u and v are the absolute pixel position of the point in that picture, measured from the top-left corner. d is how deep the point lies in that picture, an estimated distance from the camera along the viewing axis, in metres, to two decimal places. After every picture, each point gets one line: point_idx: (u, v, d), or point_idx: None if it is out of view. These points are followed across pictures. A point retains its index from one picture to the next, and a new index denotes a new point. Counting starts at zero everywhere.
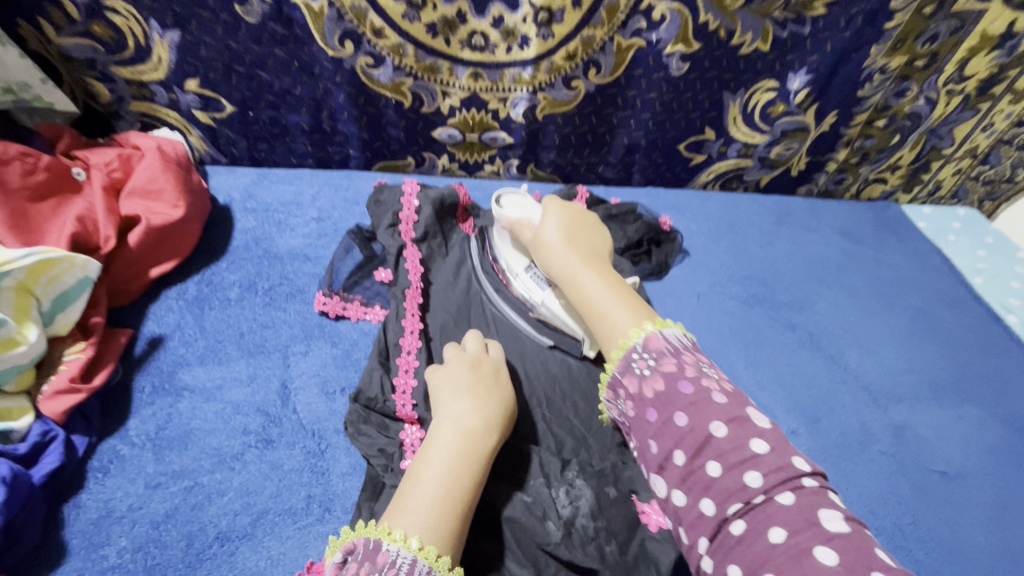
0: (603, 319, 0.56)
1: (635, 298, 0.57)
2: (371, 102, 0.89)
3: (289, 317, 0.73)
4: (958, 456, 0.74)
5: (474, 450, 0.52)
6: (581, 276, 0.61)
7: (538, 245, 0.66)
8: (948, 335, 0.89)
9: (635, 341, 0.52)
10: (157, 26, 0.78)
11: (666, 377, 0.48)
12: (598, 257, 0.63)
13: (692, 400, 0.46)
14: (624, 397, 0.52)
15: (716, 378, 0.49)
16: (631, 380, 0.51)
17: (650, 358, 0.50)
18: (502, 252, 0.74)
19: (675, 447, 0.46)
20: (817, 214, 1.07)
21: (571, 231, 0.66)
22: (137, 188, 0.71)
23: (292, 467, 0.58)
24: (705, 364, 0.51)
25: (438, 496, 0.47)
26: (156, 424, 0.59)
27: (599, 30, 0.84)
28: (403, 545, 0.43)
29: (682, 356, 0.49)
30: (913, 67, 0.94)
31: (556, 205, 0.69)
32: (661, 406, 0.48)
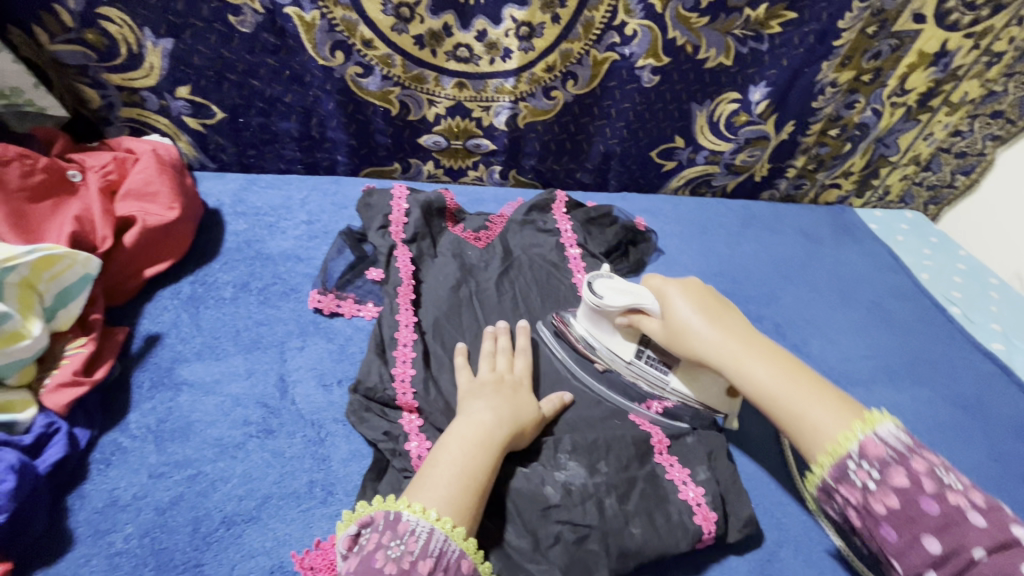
0: (801, 419, 0.55)
1: (825, 386, 0.57)
2: (360, 110, 0.93)
3: (284, 314, 0.75)
4: (911, 432, 0.80)
5: (490, 438, 0.57)
6: (752, 369, 0.59)
7: (675, 332, 0.64)
8: (899, 324, 0.96)
9: (849, 446, 0.51)
10: (151, 34, 0.80)
11: (899, 493, 0.48)
12: (751, 333, 0.62)
13: (939, 519, 0.47)
14: (840, 502, 0.52)
15: (962, 488, 0.48)
16: (851, 488, 0.51)
17: (871, 468, 0.50)
18: (597, 338, 0.72)
19: (919, 537, 0.48)
20: (779, 216, 1.15)
21: (713, 317, 0.63)
22: (133, 190, 0.72)
23: (293, 455, 0.60)
24: (935, 465, 0.50)
25: (455, 476, 0.53)
26: (156, 417, 0.61)
27: (576, 44, 0.90)
28: (422, 515, 0.49)
29: (904, 465, 0.49)
30: (859, 82, 1.03)
31: (676, 288, 0.66)
32: (897, 526, 0.49)
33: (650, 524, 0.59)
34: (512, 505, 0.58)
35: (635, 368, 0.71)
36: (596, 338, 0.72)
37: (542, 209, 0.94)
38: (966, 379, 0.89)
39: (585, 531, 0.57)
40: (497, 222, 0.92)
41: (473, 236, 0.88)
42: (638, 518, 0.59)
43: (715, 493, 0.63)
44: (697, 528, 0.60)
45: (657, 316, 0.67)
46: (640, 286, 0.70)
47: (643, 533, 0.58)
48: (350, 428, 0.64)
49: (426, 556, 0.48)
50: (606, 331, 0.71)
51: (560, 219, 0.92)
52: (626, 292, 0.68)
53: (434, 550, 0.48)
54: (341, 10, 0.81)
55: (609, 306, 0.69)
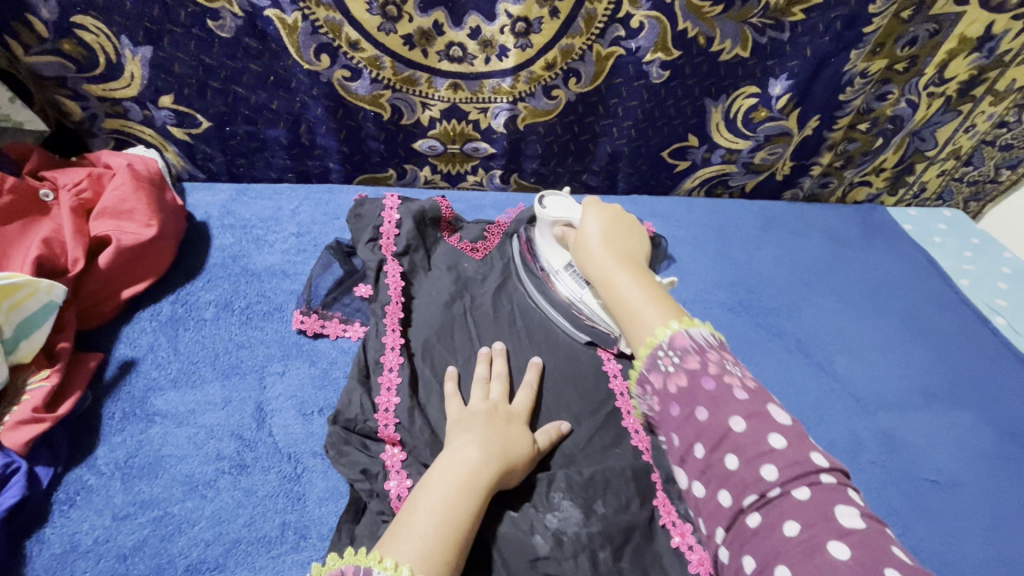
0: (634, 314, 0.56)
1: (669, 302, 0.56)
2: (350, 115, 0.88)
3: (266, 336, 0.71)
4: (949, 463, 0.73)
5: (475, 479, 0.51)
6: (614, 279, 0.60)
7: (578, 246, 0.66)
8: (937, 338, 0.88)
9: (661, 338, 0.52)
10: (128, 43, 0.77)
11: (693, 382, 0.49)
12: (636, 259, 0.63)
13: (713, 395, 0.48)
14: (649, 393, 0.52)
15: (741, 380, 0.49)
16: (659, 375, 0.51)
17: (675, 356, 0.50)
18: (541, 250, 0.76)
19: (719, 446, 0.47)
20: (802, 218, 1.07)
21: (611, 231, 0.65)
22: (108, 209, 0.69)
23: (266, 493, 0.56)
24: (741, 373, 0.50)
25: (435, 525, 0.47)
26: (125, 451, 0.58)
27: (578, 39, 0.83)
28: (392, 572, 0.43)
29: (711, 357, 0.50)
30: (892, 71, 0.94)
31: (596, 207, 0.69)
32: (704, 425, 0.48)
33: None
34: (497, 555, 0.54)
35: (559, 279, 0.73)
36: (541, 246, 0.76)
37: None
38: (1013, 401, 0.81)
39: None
40: (496, 232, 0.86)
41: (469, 247, 0.83)
42: (635, 573, 0.55)
43: (711, 534, 0.59)
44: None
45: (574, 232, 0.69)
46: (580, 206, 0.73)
47: None
48: (329, 463, 0.59)
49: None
50: (551, 245, 0.75)
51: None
52: (564, 205, 0.71)
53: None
54: (324, 10, 0.76)
55: (547, 217, 0.72)
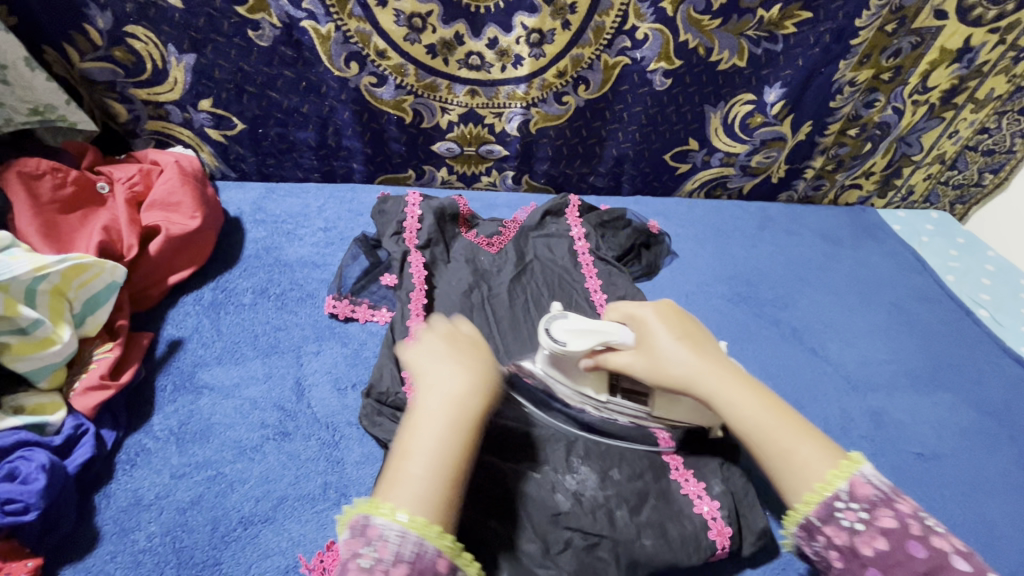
0: (786, 454, 0.52)
1: (808, 425, 0.54)
2: (374, 118, 0.95)
3: (301, 319, 0.77)
4: (933, 438, 0.78)
5: (467, 412, 0.51)
6: (736, 405, 0.54)
7: (657, 367, 0.59)
8: (923, 328, 0.94)
9: (835, 485, 0.50)
10: (174, 50, 0.83)
11: (885, 533, 0.47)
12: (735, 364, 0.58)
13: (927, 564, 0.45)
14: (822, 542, 0.50)
15: (945, 532, 0.47)
16: (836, 528, 0.49)
17: (860, 509, 0.48)
18: (561, 384, 0.64)
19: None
20: (796, 218, 1.14)
21: (693, 343, 0.59)
22: (157, 201, 0.75)
23: (308, 457, 0.62)
24: (919, 507, 0.49)
25: (428, 467, 0.48)
26: (178, 419, 0.63)
27: (587, 49, 0.90)
28: (392, 519, 0.44)
29: (892, 506, 0.48)
30: (879, 80, 1.01)
31: (653, 316, 0.61)
32: (884, 568, 0.46)
33: (662, 535, 0.59)
34: (521, 509, 0.59)
35: (608, 407, 0.64)
36: (559, 377, 0.64)
37: (556, 213, 0.95)
38: (994, 384, 0.86)
39: (595, 539, 0.58)
40: (511, 226, 0.93)
41: (485, 242, 0.89)
42: (649, 529, 0.60)
43: (734, 511, 0.62)
44: (710, 543, 0.60)
45: (634, 348, 0.61)
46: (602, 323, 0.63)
47: (655, 547, 0.58)
48: (363, 431, 0.65)
49: (399, 561, 0.43)
50: (569, 379, 0.63)
51: (573, 222, 0.93)
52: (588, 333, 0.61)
53: (409, 553, 0.43)
54: (355, 22, 0.83)
55: (571, 350, 0.61)
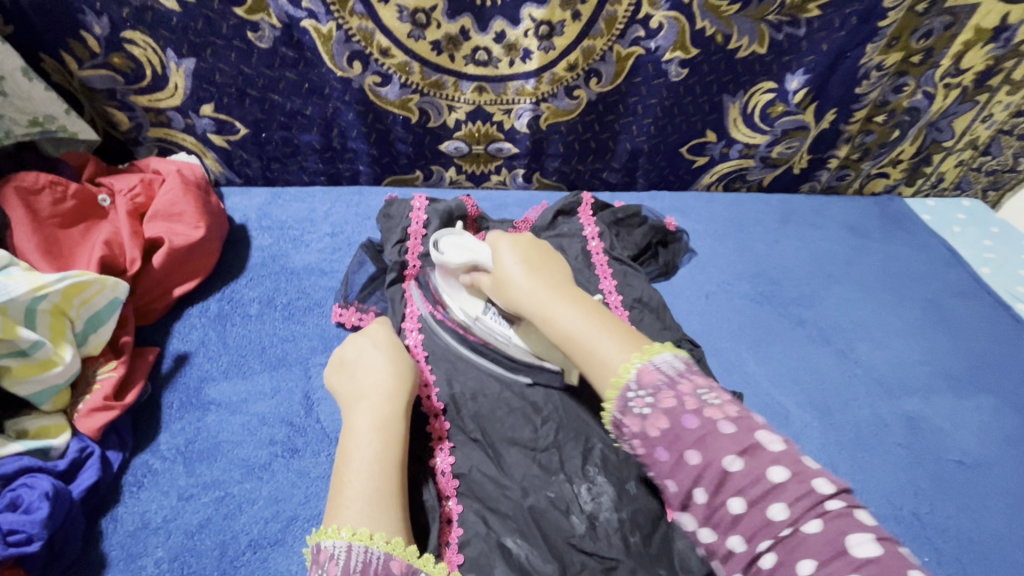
0: (592, 354, 0.52)
1: (617, 325, 0.53)
2: (379, 119, 0.92)
3: (308, 329, 0.75)
4: (974, 445, 0.73)
5: (386, 416, 0.54)
6: (554, 310, 0.56)
7: (499, 284, 0.62)
8: (960, 324, 0.89)
9: (627, 377, 0.48)
10: (173, 55, 0.81)
11: (669, 414, 0.45)
12: (570, 288, 0.59)
13: (698, 434, 0.43)
14: (626, 434, 0.47)
15: (719, 403, 0.45)
16: (632, 416, 0.47)
17: (646, 395, 0.46)
18: (453, 299, 0.70)
19: (683, 455, 0.44)
20: (819, 210, 1.09)
21: (531, 265, 0.61)
22: (159, 212, 0.73)
23: (318, 474, 0.60)
24: (704, 386, 0.47)
25: (366, 473, 0.50)
26: (185, 437, 0.61)
27: (599, 40, 0.86)
28: (335, 537, 0.46)
29: (670, 384, 0.46)
30: (908, 63, 0.96)
31: (505, 238, 0.65)
32: (670, 445, 0.44)
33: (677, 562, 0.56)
34: (537, 529, 0.56)
35: (480, 325, 0.67)
36: (450, 297, 0.70)
37: (568, 213, 0.92)
38: None
39: (612, 563, 0.54)
40: (521, 226, 0.91)
41: None
42: (668, 553, 0.56)
43: None
44: None
45: (492, 273, 0.65)
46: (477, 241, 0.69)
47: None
48: None
49: (350, 574, 0.44)
50: (461, 292, 0.70)
51: (585, 218, 0.90)
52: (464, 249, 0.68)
53: (358, 563, 0.45)
54: (357, 19, 0.80)
55: (450, 261, 0.68)
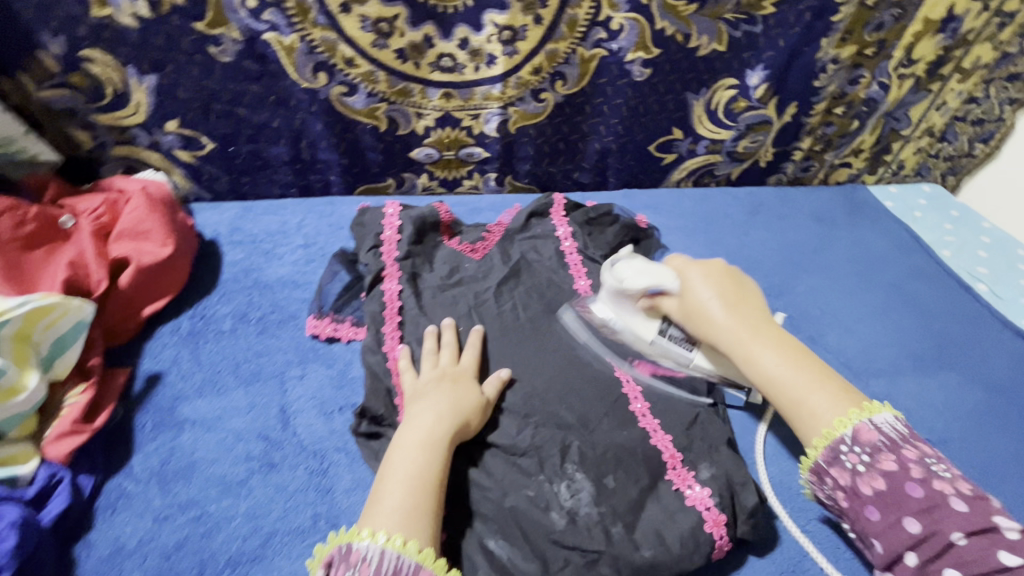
0: (796, 404, 0.57)
1: (828, 375, 0.58)
2: (348, 129, 0.92)
3: (283, 342, 0.74)
4: (940, 423, 0.74)
5: (433, 434, 0.56)
6: (760, 354, 0.60)
7: (688, 314, 0.65)
8: (923, 307, 0.91)
9: (842, 432, 0.55)
10: (134, 72, 0.80)
11: (885, 477, 0.52)
12: (766, 324, 0.62)
13: (922, 503, 0.50)
14: (830, 484, 0.56)
15: (950, 478, 0.51)
16: (842, 469, 0.55)
17: (861, 453, 0.54)
18: (620, 321, 0.70)
19: (901, 520, 0.51)
20: (786, 201, 1.12)
21: (730, 301, 0.63)
22: (125, 231, 0.72)
23: (296, 488, 0.60)
24: (927, 454, 0.53)
25: (406, 484, 0.52)
26: (159, 458, 0.61)
27: (562, 43, 0.87)
28: (371, 540, 0.47)
29: (894, 451, 0.53)
30: (863, 56, 0.99)
31: (692, 267, 0.67)
32: (881, 506, 0.52)
33: (661, 548, 0.57)
34: (518, 527, 0.57)
35: (658, 345, 0.68)
36: (620, 318, 0.70)
37: (541, 215, 0.92)
38: (998, 361, 0.84)
39: (594, 556, 0.55)
40: (495, 230, 0.90)
41: (469, 248, 0.87)
42: (650, 543, 0.57)
43: (728, 494, 0.61)
44: (709, 537, 0.57)
45: (679, 297, 0.66)
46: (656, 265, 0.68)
47: (653, 563, 0.56)
48: (353, 457, 0.63)
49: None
50: (630, 314, 0.69)
51: (557, 219, 0.91)
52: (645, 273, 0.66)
53: (389, 567, 0.46)
54: (319, 31, 0.80)
55: (628, 285, 0.67)
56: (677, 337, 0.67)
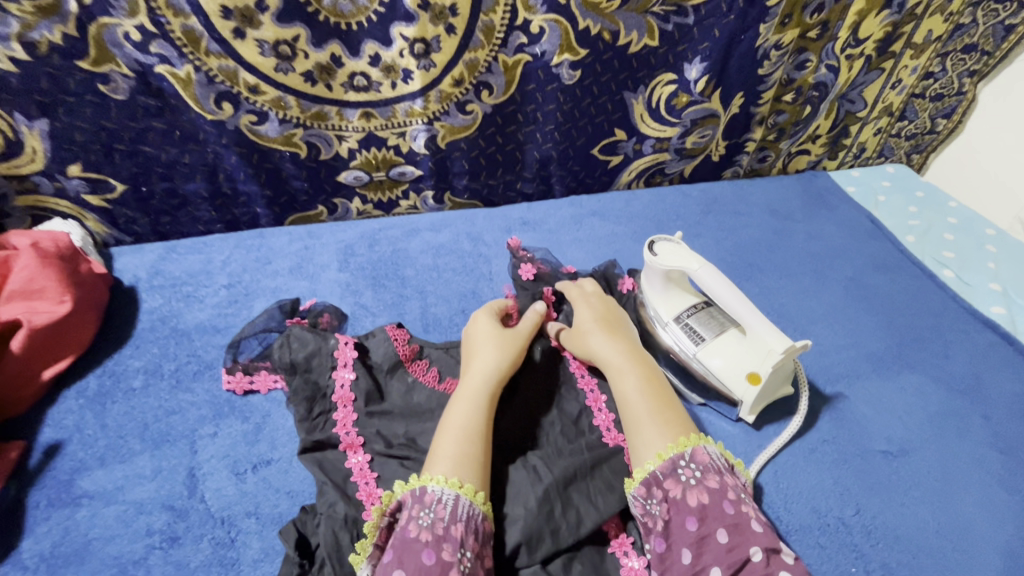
0: (641, 426, 0.61)
1: (672, 409, 0.62)
2: (266, 158, 0.87)
3: (197, 397, 0.70)
4: (900, 432, 0.69)
5: (482, 396, 0.62)
6: (625, 375, 0.65)
7: (605, 324, 0.72)
8: (883, 301, 0.87)
9: (677, 452, 0.57)
10: (22, 118, 0.75)
11: (710, 492, 0.54)
12: (637, 352, 0.69)
13: (733, 521, 0.52)
14: (658, 498, 0.56)
15: (753, 508, 0.54)
16: (675, 483, 0.56)
17: (695, 468, 0.56)
18: (650, 301, 0.75)
19: (713, 532, 0.52)
20: (742, 196, 1.07)
21: (608, 325, 0.72)
22: (15, 291, 0.68)
23: (199, 564, 0.56)
24: (742, 489, 0.56)
25: (461, 436, 0.58)
26: (52, 540, 0.56)
27: (480, 52, 0.82)
28: (445, 485, 0.53)
29: (722, 473, 0.55)
30: (806, 39, 0.94)
31: (716, 275, 0.69)
32: (701, 518, 0.53)
33: None
34: None
35: (668, 332, 0.73)
36: (650, 298, 0.76)
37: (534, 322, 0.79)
38: (962, 358, 0.79)
39: None
40: None
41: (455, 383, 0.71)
42: None
43: None
44: None
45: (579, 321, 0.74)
46: (696, 255, 0.72)
47: None
48: (264, 523, 0.59)
49: (455, 520, 0.51)
50: (658, 296, 0.75)
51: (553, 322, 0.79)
52: (679, 256, 0.71)
53: (462, 512, 0.52)
54: (215, 59, 0.75)
55: (665, 265, 0.72)
56: (690, 330, 0.71)
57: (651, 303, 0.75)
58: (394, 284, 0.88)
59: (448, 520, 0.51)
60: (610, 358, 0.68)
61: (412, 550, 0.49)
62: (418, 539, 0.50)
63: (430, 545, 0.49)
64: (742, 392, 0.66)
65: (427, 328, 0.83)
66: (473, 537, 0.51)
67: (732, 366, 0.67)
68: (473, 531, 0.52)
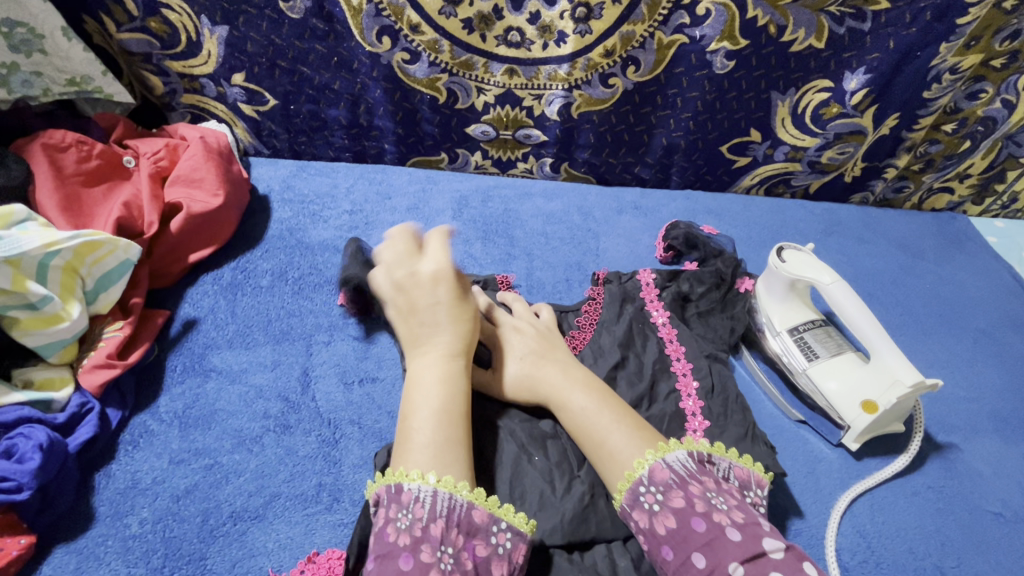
0: (602, 448, 0.57)
1: (629, 415, 0.59)
2: (407, 98, 0.90)
3: (316, 306, 0.74)
4: (1018, 498, 0.65)
5: (449, 372, 0.57)
6: (570, 397, 0.61)
7: (543, 348, 0.66)
8: (1016, 362, 0.80)
9: (639, 471, 0.53)
10: (207, 22, 0.81)
11: (679, 513, 0.50)
12: (583, 373, 0.64)
13: (708, 539, 0.48)
14: (642, 536, 0.52)
15: (727, 508, 0.50)
16: (643, 513, 0.52)
17: (657, 492, 0.52)
18: (764, 309, 0.73)
19: (689, 556, 0.48)
20: (871, 224, 1.01)
21: (542, 348, 0.66)
22: (181, 177, 0.75)
23: (306, 454, 0.61)
24: (711, 488, 0.52)
25: (432, 422, 0.53)
26: (183, 402, 0.64)
27: (639, 26, 0.81)
28: (422, 482, 0.49)
29: (682, 487, 0.51)
30: (987, 68, 0.86)
31: (848, 294, 0.66)
32: (701, 548, 0.48)
33: None
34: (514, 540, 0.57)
35: (778, 343, 0.71)
36: (764, 305, 0.73)
37: (632, 300, 0.76)
38: None
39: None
40: (584, 324, 0.73)
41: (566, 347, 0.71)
42: None
43: None
44: None
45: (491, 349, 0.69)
46: (827, 270, 0.70)
47: None
48: (364, 433, 0.63)
49: (436, 518, 0.48)
50: (775, 304, 0.72)
51: (655, 309, 0.75)
52: (811, 267, 0.69)
53: (443, 507, 0.48)
54: None
55: (794, 274, 0.69)
56: (804, 344, 0.69)
57: (765, 309, 0.73)
58: (503, 241, 0.90)
59: (427, 519, 0.47)
60: (549, 388, 0.63)
61: (391, 558, 0.46)
62: (396, 543, 0.46)
63: (408, 548, 0.46)
64: (853, 419, 0.64)
65: (531, 289, 0.85)
66: (456, 530, 0.48)
67: (848, 390, 0.65)
68: (454, 524, 0.48)
